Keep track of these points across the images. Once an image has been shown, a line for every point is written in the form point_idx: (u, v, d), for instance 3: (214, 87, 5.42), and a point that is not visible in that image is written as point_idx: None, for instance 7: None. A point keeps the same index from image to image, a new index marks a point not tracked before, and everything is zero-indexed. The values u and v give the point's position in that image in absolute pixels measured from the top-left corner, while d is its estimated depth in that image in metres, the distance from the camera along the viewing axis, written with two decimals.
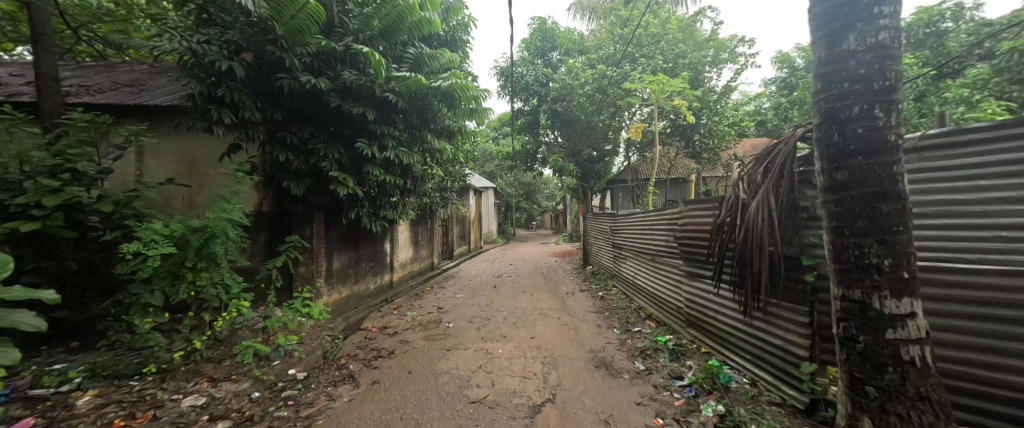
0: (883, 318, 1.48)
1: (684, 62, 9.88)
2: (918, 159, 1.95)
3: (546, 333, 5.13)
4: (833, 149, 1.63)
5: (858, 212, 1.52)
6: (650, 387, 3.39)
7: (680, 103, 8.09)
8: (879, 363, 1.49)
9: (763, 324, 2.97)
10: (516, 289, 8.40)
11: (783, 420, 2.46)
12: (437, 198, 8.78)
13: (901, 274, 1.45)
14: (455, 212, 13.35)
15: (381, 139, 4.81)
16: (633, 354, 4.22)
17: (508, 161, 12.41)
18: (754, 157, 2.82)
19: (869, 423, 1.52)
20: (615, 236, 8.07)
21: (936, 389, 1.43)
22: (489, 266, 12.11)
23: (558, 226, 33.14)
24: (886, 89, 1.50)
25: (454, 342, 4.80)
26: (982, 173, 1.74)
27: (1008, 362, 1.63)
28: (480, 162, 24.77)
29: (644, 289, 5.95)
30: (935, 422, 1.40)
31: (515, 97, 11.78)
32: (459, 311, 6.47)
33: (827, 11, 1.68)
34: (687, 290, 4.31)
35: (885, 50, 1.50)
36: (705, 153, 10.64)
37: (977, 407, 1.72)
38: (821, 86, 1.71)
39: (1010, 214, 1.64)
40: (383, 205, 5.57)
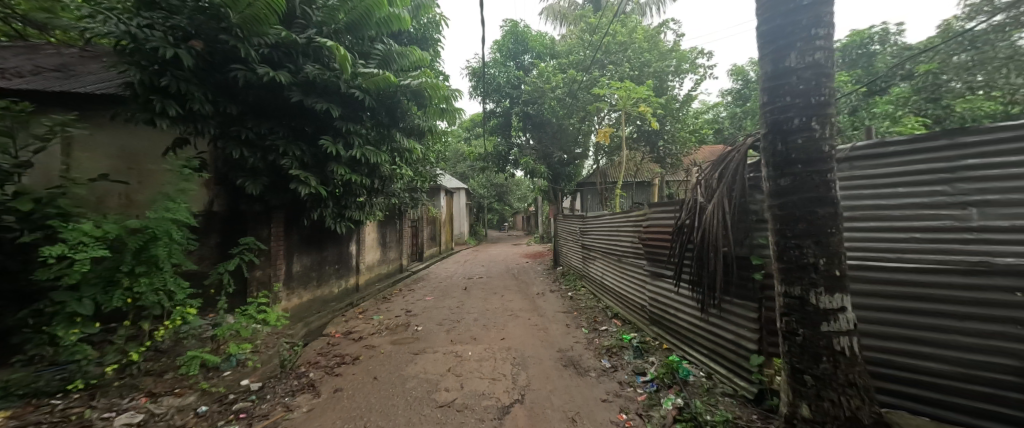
0: (819, 312, 1.61)
1: (650, 70, 10.31)
2: (848, 167, 2.16)
3: (517, 334, 5.15)
4: (777, 158, 1.77)
5: (799, 215, 1.66)
6: (615, 384, 3.51)
7: (646, 110, 8.45)
8: (816, 353, 1.63)
9: (718, 320, 3.15)
10: (487, 290, 8.37)
11: (734, 410, 2.62)
12: (406, 199, 8.60)
13: (834, 272, 1.60)
14: (425, 212, 13.11)
15: (347, 137, 4.63)
16: (600, 352, 4.34)
17: (481, 162, 12.36)
18: (710, 163, 2.99)
19: (807, 409, 1.66)
20: (584, 237, 8.27)
21: (861, 376, 1.59)
22: (460, 268, 12.00)
23: (530, 228, 33.39)
24: (821, 104, 1.64)
25: (423, 345, 4.70)
26: (901, 181, 1.95)
27: (921, 349, 1.83)
28: (452, 163, 24.54)
29: (611, 289, 6.14)
30: (861, 405, 1.56)
31: (487, 98, 11.78)
32: (428, 313, 6.35)
33: (772, 29, 1.82)
34: (650, 290, 4.49)
35: (821, 69, 1.65)
36: (669, 158, 11.17)
37: (896, 390, 1.92)
38: (767, 98, 1.85)
39: (922, 217, 1.87)
40: (349, 205, 5.37)
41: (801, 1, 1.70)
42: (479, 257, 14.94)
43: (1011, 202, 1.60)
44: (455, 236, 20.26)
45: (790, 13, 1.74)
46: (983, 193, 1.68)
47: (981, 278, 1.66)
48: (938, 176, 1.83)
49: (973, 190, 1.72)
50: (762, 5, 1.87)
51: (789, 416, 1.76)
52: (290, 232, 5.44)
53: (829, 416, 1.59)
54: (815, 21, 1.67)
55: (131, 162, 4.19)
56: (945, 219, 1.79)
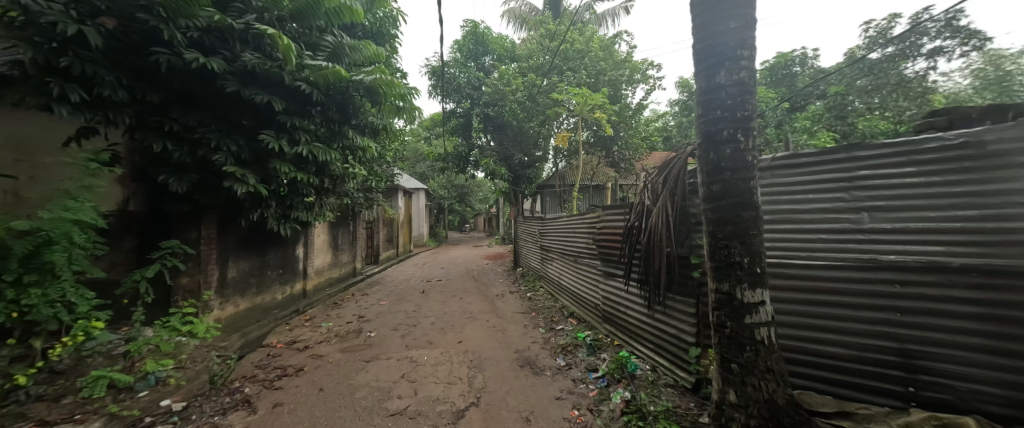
0: (743, 306, 1.79)
1: (605, 79, 10.84)
2: (769, 175, 2.41)
3: (474, 336, 5.11)
4: (710, 166, 1.93)
5: (728, 218, 1.83)
6: (569, 382, 3.61)
7: (601, 116, 8.81)
8: (740, 343, 1.80)
9: (662, 316, 3.36)
10: (445, 293, 8.23)
11: (675, 399, 2.81)
12: (361, 199, 8.22)
13: (755, 269, 1.78)
14: (382, 213, 12.63)
15: (291, 132, 4.34)
16: (556, 351, 4.44)
17: (440, 162, 12.13)
18: (655, 169, 3.20)
19: (733, 394, 1.82)
20: (543, 239, 8.43)
21: (777, 361, 1.78)
22: (418, 270, 11.66)
23: (491, 229, 33.37)
24: (744, 118, 1.83)
25: (375, 352, 4.50)
26: (809, 188, 2.22)
27: (826, 335, 2.09)
28: (411, 163, 23.96)
29: (567, 289, 6.32)
30: (777, 388, 1.75)
31: (446, 98, 11.60)
32: (382, 318, 6.11)
33: (705, 48, 1.98)
34: (603, 288, 4.68)
35: (745, 86, 1.83)
36: (623, 163, 11.73)
37: (805, 373, 2.17)
38: (702, 110, 2.01)
39: (826, 220, 2.13)
40: (294, 205, 5.02)
41: (729, 25, 1.87)
42: (439, 259, 14.66)
43: (893, 208, 1.89)
44: (414, 238, 19.68)
45: (720, 34, 1.90)
46: (873, 200, 1.96)
47: (871, 272, 1.93)
48: (837, 184, 2.10)
49: (864, 197, 2.00)
50: (697, 24, 2.02)
51: (719, 402, 1.92)
52: (225, 235, 4.98)
53: (752, 400, 1.76)
54: (740, 43, 1.85)
55: (21, 153, 3.58)
56: (843, 222, 2.06)
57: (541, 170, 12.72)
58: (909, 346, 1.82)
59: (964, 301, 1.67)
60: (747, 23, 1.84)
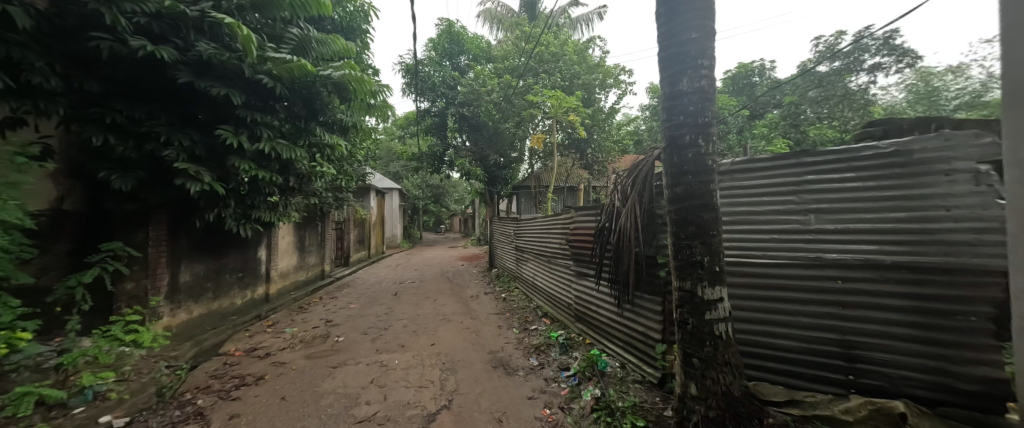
0: (703, 303, 1.88)
1: (579, 82, 11.04)
2: (728, 179, 2.53)
3: (447, 338, 5.05)
4: (673, 169, 2.01)
5: (690, 220, 1.92)
6: (541, 381, 3.64)
7: (575, 119, 8.95)
8: (701, 339, 1.88)
9: (631, 314, 3.46)
10: (418, 295, 8.07)
11: (643, 395, 2.90)
12: (329, 199, 7.92)
13: (714, 268, 1.88)
14: (353, 214, 12.22)
15: (252, 128, 4.12)
16: (529, 351, 4.47)
17: (414, 162, 11.88)
18: (624, 171, 3.29)
19: (695, 387, 1.91)
20: (517, 239, 8.45)
21: (733, 355, 1.89)
22: (391, 272, 11.38)
23: (467, 230, 33.12)
24: (705, 124, 1.92)
25: (343, 358, 4.34)
26: (763, 191, 2.36)
27: (778, 329, 2.23)
28: (384, 162, 23.36)
29: (541, 289, 6.37)
30: (733, 380, 1.85)
31: (420, 96, 11.37)
32: (351, 323, 5.90)
33: (669, 56, 2.06)
34: (576, 288, 4.76)
35: (706, 94, 1.93)
36: (597, 165, 11.98)
37: (759, 366, 2.30)
38: (667, 115, 2.08)
39: (778, 221, 2.27)
40: (255, 205, 4.75)
41: (691, 35, 1.96)
42: (413, 261, 14.37)
43: (836, 210, 2.05)
44: (387, 239, 19.16)
45: (681, 44, 1.99)
46: (818, 203, 2.12)
47: (817, 270, 2.09)
48: (787, 188, 2.25)
49: (812, 200, 2.15)
50: (661, 33, 2.10)
51: (682, 395, 2.00)
52: (177, 236, 4.65)
53: (712, 392, 1.85)
54: (701, 53, 1.94)
55: None
56: (793, 222, 2.21)
57: (518, 171, 12.61)
58: (851, 337, 1.97)
59: (895, 295, 1.84)
60: (707, 34, 1.94)
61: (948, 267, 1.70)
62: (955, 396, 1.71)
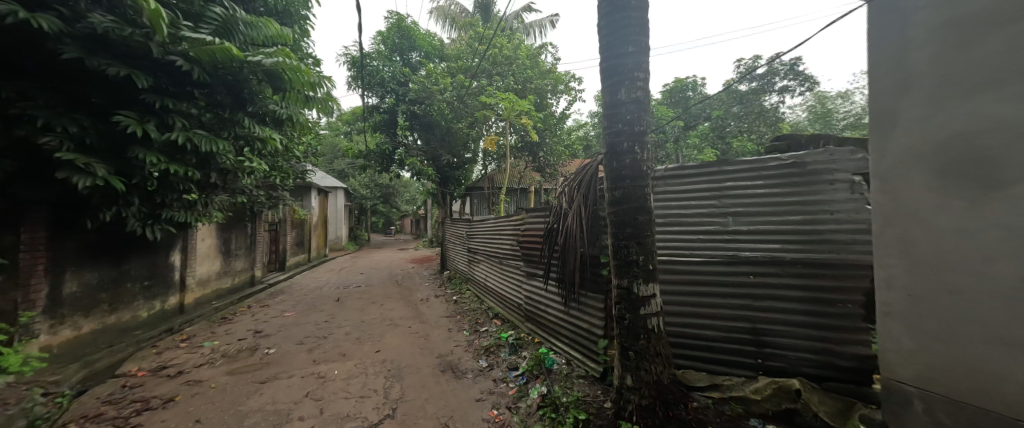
0: (638, 299, 2.02)
1: (531, 86, 11.27)
2: (663, 183, 2.73)
3: (394, 344, 4.84)
4: (613, 173, 2.13)
5: (627, 221, 2.05)
6: (490, 382, 3.64)
7: (527, 122, 9.07)
8: (636, 332, 2.02)
9: (576, 312, 3.59)
10: (363, 300, 7.63)
11: (586, 389, 3.02)
12: (261, 197, 7.20)
13: (648, 266, 2.03)
14: (290, 214, 11.24)
15: (162, 116, 3.64)
16: (479, 353, 4.44)
17: (361, 160, 11.22)
18: (571, 175, 3.42)
19: (631, 379, 2.03)
20: (470, 241, 8.37)
21: (664, 346, 2.04)
22: (333, 277, 10.64)
23: (419, 231, 32.11)
24: (640, 132, 2.07)
25: (275, 371, 3.97)
26: (691, 196, 2.58)
27: (702, 321, 2.45)
28: (328, 159, 21.84)
29: (493, 290, 6.38)
30: (664, 369, 2.01)
31: (368, 91, 10.78)
32: (285, 332, 5.42)
33: (609, 67, 2.17)
34: (526, 289, 4.83)
35: (641, 104, 2.08)
36: (548, 168, 12.26)
37: (687, 355, 2.50)
38: (608, 123, 2.19)
39: (703, 222, 2.50)
40: (166, 203, 4.18)
41: (628, 49, 2.10)
42: (359, 264, 13.58)
43: (748, 213, 2.32)
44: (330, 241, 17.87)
45: (619, 57, 2.12)
46: (735, 207, 2.37)
47: (733, 267, 2.34)
48: (711, 193, 2.49)
49: (730, 204, 2.40)
50: (602, 45, 2.21)
51: (619, 386, 2.13)
52: (61, 240, 3.92)
53: (644, 382, 1.99)
54: (637, 66, 2.08)
55: None
56: (714, 224, 2.45)
57: (471, 172, 12.42)
58: (760, 325, 2.24)
59: (793, 287, 2.13)
60: (642, 49, 2.08)
61: (834, 263, 2.02)
62: (838, 372, 2.02)
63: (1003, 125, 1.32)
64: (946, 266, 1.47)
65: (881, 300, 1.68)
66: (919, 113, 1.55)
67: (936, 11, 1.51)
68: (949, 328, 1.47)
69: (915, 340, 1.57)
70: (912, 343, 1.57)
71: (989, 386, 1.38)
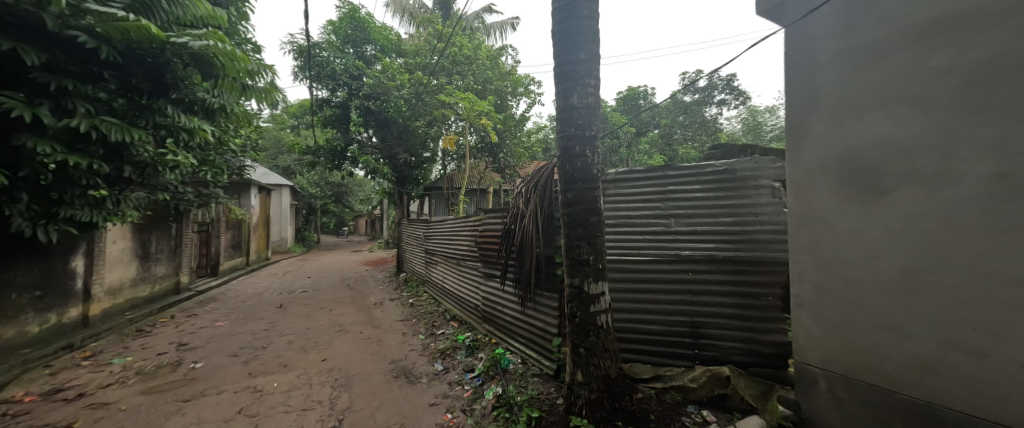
0: (588, 297, 2.09)
1: (491, 87, 11.25)
2: (613, 186, 2.86)
3: (343, 352, 4.58)
4: (566, 176, 2.19)
5: (579, 222, 2.12)
6: (444, 386, 3.58)
7: (487, 123, 9.01)
8: (586, 329, 2.09)
9: (532, 311, 3.64)
10: (310, 306, 7.13)
11: (540, 387, 3.07)
12: (190, 195, 6.47)
13: (598, 265, 2.11)
14: (224, 214, 10.19)
15: (61, 100, 3.17)
16: (434, 356, 4.35)
17: (309, 156, 10.48)
18: (528, 176, 3.47)
19: (581, 374, 2.10)
20: (427, 242, 8.17)
21: (612, 342, 2.13)
22: (276, 282, 9.83)
23: (374, 232, 30.73)
24: (590, 136, 2.16)
25: (201, 388, 3.58)
26: (639, 198, 2.73)
27: (648, 316, 2.59)
28: (271, 155, 20.17)
29: (450, 292, 6.27)
30: (611, 364, 2.10)
31: (318, 84, 10.06)
32: (216, 344, 4.91)
33: (562, 72, 2.23)
34: (483, 290, 4.80)
35: (593, 110, 2.16)
36: (508, 169, 12.29)
37: (634, 349, 2.64)
38: (561, 127, 2.25)
39: (649, 224, 2.66)
40: (66, 199, 3.62)
41: (579, 56, 2.17)
42: (306, 268, 12.68)
43: (688, 215, 2.50)
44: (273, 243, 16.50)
45: (572, 63, 2.18)
46: (676, 209, 2.55)
47: (675, 265, 2.51)
48: (656, 196, 2.65)
49: (672, 206, 2.57)
50: (556, 50, 2.27)
51: (570, 382, 2.19)
52: None
53: (593, 377, 2.07)
54: (588, 73, 2.16)
55: None
56: (659, 225, 2.62)
57: (431, 171, 12.10)
58: (698, 319, 2.42)
59: (725, 282, 2.33)
60: (592, 57, 2.17)
61: (759, 260, 2.24)
62: (761, 358, 2.24)
63: (887, 141, 1.56)
64: (843, 262, 1.70)
65: (794, 293, 1.91)
66: (825, 130, 1.79)
67: (840, 40, 1.74)
68: (846, 316, 1.70)
69: (821, 327, 1.80)
70: (818, 330, 1.81)
71: (874, 364, 1.62)
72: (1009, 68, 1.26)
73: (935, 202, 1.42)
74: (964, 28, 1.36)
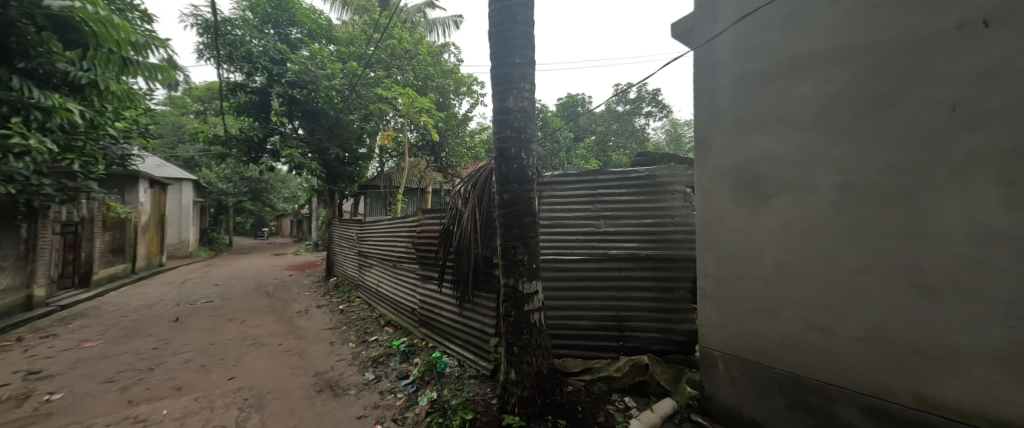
0: (522, 296, 2.13)
1: (432, 84, 11.07)
2: (548, 188, 2.95)
3: (256, 368, 4.06)
4: (502, 177, 2.20)
5: (514, 223, 2.16)
6: (375, 396, 3.38)
7: (427, 121, 8.71)
8: (520, 328, 2.13)
9: (470, 312, 3.61)
10: (217, 318, 6.24)
11: (475, 389, 3.05)
12: (49, 189, 5.24)
13: (532, 265, 2.17)
14: (101, 212, 8.44)
15: None
16: (365, 365, 4.09)
17: (218, 147, 9.17)
18: (467, 177, 3.45)
19: (514, 372, 2.14)
20: (361, 243, 7.66)
21: (544, 339, 2.19)
22: (173, 291, 8.44)
23: (301, 234, 28.03)
24: (526, 139, 2.21)
25: (57, 424, 2.91)
26: (572, 200, 2.86)
27: (580, 313, 2.72)
28: (169, 143, 17.29)
29: (385, 296, 5.95)
30: (544, 361, 2.16)
31: (229, 65, 8.74)
32: (83, 369, 4.05)
33: (498, 74, 2.25)
34: (420, 293, 4.64)
35: (528, 114, 2.22)
36: (450, 169, 12.04)
37: (566, 345, 2.75)
38: (498, 128, 2.26)
39: (581, 224, 2.80)
40: None
41: (515, 59, 2.21)
42: (214, 274, 11.09)
43: (615, 217, 2.69)
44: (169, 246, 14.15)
45: (508, 66, 2.22)
46: (606, 211, 2.73)
47: (603, 263, 2.68)
48: (588, 198, 2.80)
49: (603, 208, 2.75)
50: (493, 52, 2.28)
51: (504, 381, 2.21)
52: None
53: (526, 374, 2.12)
54: (524, 77, 2.21)
55: None
56: (590, 226, 2.77)
57: (367, 169, 11.33)
58: (623, 312, 2.61)
59: (646, 278, 2.56)
60: (528, 62, 2.23)
61: (674, 257, 2.50)
62: (675, 345, 2.50)
63: (769, 156, 1.85)
64: (737, 259, 1.97)
65: (700, 286, 2.16)
66: (726, 144, 2.05)
67: (735, 66, 2.02)
68: (739, 305, 1.97)
69: (720, 315, 2.06)
70: (717, 318, 2.08)
71: (758, 345, 1.90)
72: (852, 100, 1.57)
73: (802, 208, 1.72)
74: (821, 66, 1.66)
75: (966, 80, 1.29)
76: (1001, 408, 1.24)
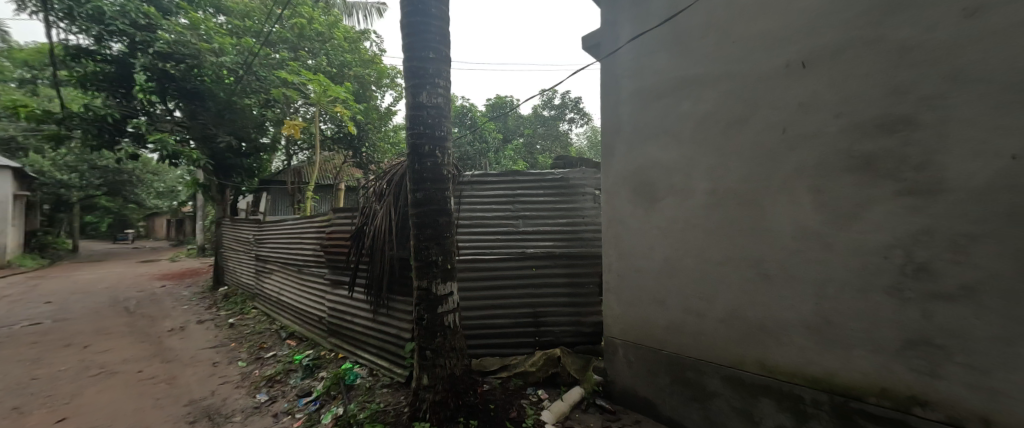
0: (435, 298, 2.07)
1: (349, 73, 10.17)
2: (468, 188, 2.92)
3: (101, 404, 3.23)
4: (415, 175, 2.11)
5: (427, 223, 2.08)
6: (269, 419, 2.97)
7: (343, 112, 7.85)
8: (433, 331, 2.07)
9: (385, 317, 3.39)
10: (44, 344, 4.84)
11: (389, 398, 2.86)
12: None
13: (447, 265, 2.12)
14: None
15: None
16: (258, 386, 3.56)
17: (52, 127, 7.13)
18: (383, 174, 3.24)
19: (427, 377, 2.06)
20: (258, 246, 6.68)
21: (460, 340, 2.15)
22: None
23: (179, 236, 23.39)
24: (441, 137, 2.16)
25: None
26: (491, 200, 2.88)
27: (498, 312, 2.74)
28: None
29: (286, 305, 5.25)
30: (459, 362, 2.12)
31: (69, 26, 6.82)
32: None
33: (412, 68, 2.15)
34: (329, 300, 4.20)
35: (442, 110, 2.16)
36: (371, 165, 11.22)
37: (485, 345, 2.74)
38: (411, 124, 2.16)
39: (500, 224, 2.83)
40: None
41: (428, 54, 2.14)
42: (45, 289, 8.59)
43: (533, 217, 2.80)
44: None
45: (421, 61, 2.13)
46: (524, 211, 2.82)
47: (520, 262, 2.75)
48: (507, 198, 2.86)
49: (521, 208, 2.83)
50: (405, 44, 2.17)
51: (416, 388, 2.12)
52: None
53: (439, 378, 2.06)
54: (439, 74, 2.15)
55: None
56: (508, 226, 2.82)
57: (269, 162, 9.93)
58: (539, 309, 2.72)
59: (560, 275, 2.71)
60: (443, 58, 2.17)
61: (584, 254, 2.71)
62: (585, 336, 2.70)
63: (658, 163, 2.10)
64: (634, 255, 2.20)
65: (605, 281, 2.36)
66: (625, 151, 2.27)
67: (632, 81, 2.25)
68: (635, 295, 2.20)
69: (621, 306, 2.28)
70: (618, 308, 2.29)
71: (650, 330, 2.15)
72: (718, 119, 1.86)
73: (683, 209, 1.99)
74: (697, 87, 1.95)
75: (792, 108, 1.63)
76: (812, 368, 1.58)
